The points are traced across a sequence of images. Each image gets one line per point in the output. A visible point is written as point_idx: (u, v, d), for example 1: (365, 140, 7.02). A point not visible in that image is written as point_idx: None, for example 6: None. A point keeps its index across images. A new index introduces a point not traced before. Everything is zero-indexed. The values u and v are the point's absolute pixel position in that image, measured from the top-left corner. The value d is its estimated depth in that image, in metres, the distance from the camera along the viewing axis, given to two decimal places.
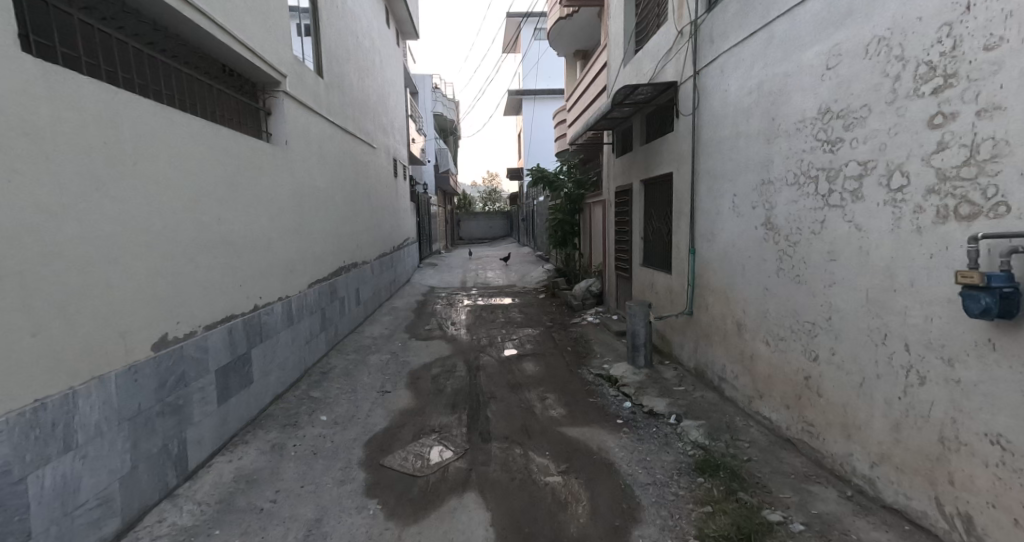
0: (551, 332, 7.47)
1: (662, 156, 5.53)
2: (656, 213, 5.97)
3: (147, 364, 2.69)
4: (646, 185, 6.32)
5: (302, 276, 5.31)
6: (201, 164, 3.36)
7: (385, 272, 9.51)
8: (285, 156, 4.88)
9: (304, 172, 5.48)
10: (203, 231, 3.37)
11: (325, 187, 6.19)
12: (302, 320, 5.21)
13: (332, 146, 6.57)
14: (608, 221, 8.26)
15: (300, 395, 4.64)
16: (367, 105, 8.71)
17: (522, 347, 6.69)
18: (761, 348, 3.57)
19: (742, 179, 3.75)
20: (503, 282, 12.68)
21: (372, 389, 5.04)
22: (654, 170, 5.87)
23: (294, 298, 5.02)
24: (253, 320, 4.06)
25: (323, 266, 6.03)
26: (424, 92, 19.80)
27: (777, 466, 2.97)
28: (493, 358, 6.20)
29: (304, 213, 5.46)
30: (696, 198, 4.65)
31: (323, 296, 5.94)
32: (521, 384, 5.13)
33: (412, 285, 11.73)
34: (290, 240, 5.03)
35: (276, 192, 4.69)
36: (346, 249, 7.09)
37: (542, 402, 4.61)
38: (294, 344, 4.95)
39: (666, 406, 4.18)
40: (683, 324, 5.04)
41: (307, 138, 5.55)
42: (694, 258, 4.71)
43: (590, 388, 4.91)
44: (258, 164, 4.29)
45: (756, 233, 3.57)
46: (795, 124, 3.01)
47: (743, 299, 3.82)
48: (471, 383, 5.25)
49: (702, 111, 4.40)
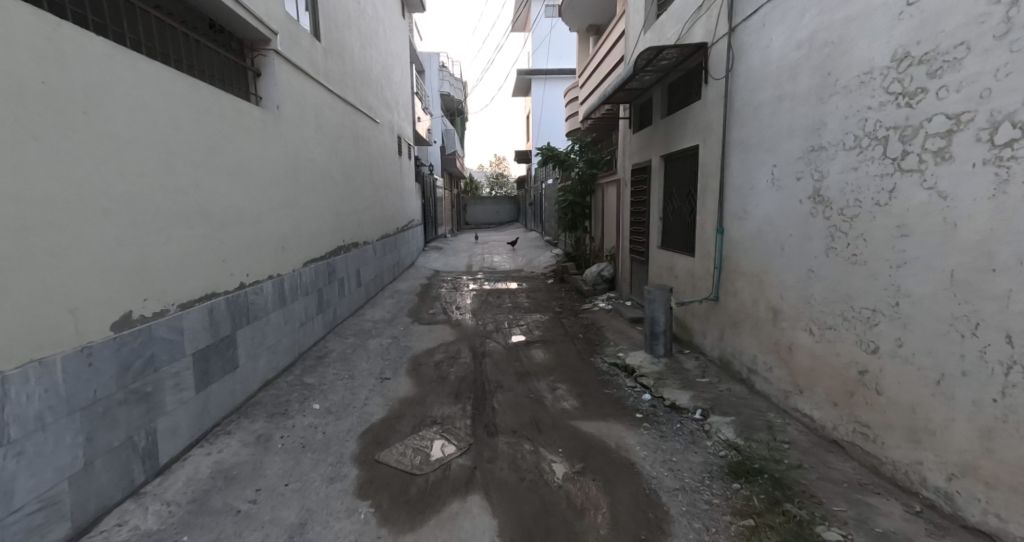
0: (561, 318, 7.09)
1: (687, 127, 5.08)
2: (678, 192, 5.55)
3: (104, 345, 2.35)
4: (668, 160, 5.87)
5: (295, 253, 4.95)
6: (171, 120, 2.99)
7: (388, 254, 9.14)
8: (277, 122, 4.51)
9: (299, 144, 5.11)
10: (176, 198, 3.01)
11: (322, 159, 5.79)
12: (296, 301, 4.86)
13: (330, 116, 6.15)
14: (623, 201, 7.82)
15: (293, 382, 4.31)
16: (370, 76, 8.26)
17: (530, 333, 6.32)
18: (801, 337, 3.17)
19: (786, 147, 3.31)
20: (510, 266, 12.30)
21: (371, 376, 4.70)
22: (677, 145, 5.43)
23: (287, 277, 4.67)
24: (239, 299, 3.71)
25: (319, 245, 5.66)
26: (431, 71, 19.21)
27: (826, 472, 2.60)
28: (500, 344, 5.85)
29: (298, 187, 5.08)
30: (727, 172, 4.21)
31: (320, 276, 5.59)
32: (530, 373, 4.78)
33: (416, 268, 11.39)
34: (281, 214, 4.65)
35: (266, 161, 4.31)
36: (346, 228, 6.73)
37: (554, 392, 4.27)
38: (287, 326, 4.60)
39: (690, 400, 3.82)
40: (707, 311, 4.64)
41: (303, 105, 5.16)
42: (721, 238, 4.30)
43: (604, 378, 4.54)
44: (245, 128, 3.93)
45: (801, 208, 3.15)
46: (859, 76, 2.60)
47: (781, 284, 3.41)
48: (477, 370, 4.92)
49: (738, 72, 3.94)
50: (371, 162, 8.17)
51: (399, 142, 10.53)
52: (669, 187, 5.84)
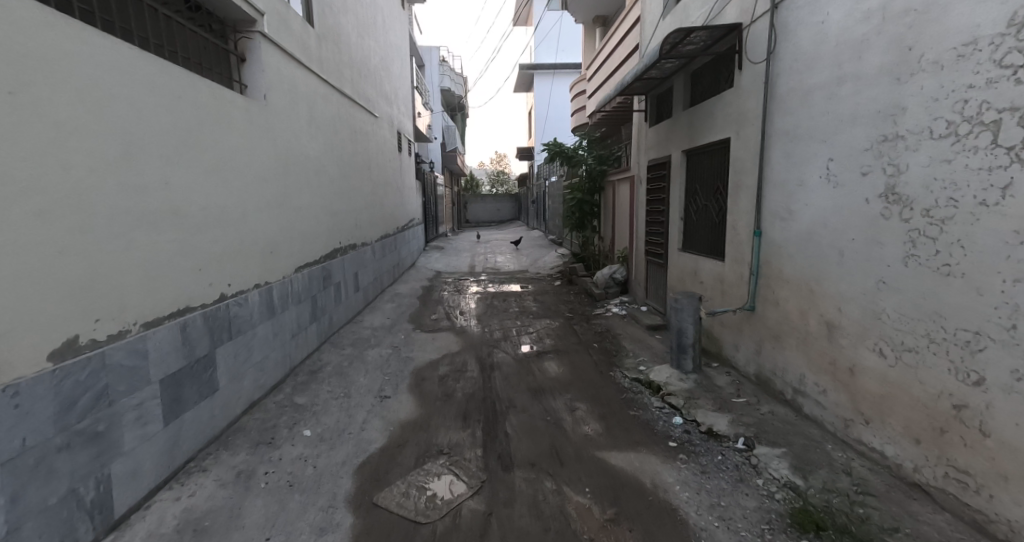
0: (572, 324, 6.64)
1: (715, 119, 4.63)
2: (704, 190, 5.12)
3: (37, 382, 1.90)
4: (691, 155, 5.42)
5: (286, 258, 4.50)
6: (134, 106, 2.53)
7: (388, 255, 8.70)
8: (264, 112, 4.06)
9: (290, 138, 4.66)
10: (141, 198, 2.56)
11: (315, 154, 5.34)
12: (287, 311, 4.41)
13: (325, 109, 5.70)
14: (637, 200, 7.36)
15: (282, 402, 3.86)
16: (369, 68, 7.83)
17: (540, 342, 5.88)
18: (867, 359, 2.73)
19: (847, 137, 2.87)
20: (514, 267, 11.83)
21: (369, 393, 4.26)
22: (703, 138, 4.98)
23: (276, 285, 4.22)
24: (220, 313, 3.27)
25: (313, 247, 5.21)
26: (431, 66, 18.74)
27: (914, 529, 2.18)
28: (509, 355, 5.41)
29: (289, 185, 4.63)
30: (767, 168, 3.77)
31: (315, 282, 5.15)
32: (544, 389, 4.34)
33: (417, 270, 10.95)
34: (270, 215, 4.19)
35: (251, 156, 3.85)
36: (343, 228, 6.28)
37: (573, 414, 3.84)
38: (276, 340, 4.16)
39: (729, 425, 3.38)
40: (741, 322, 4.20)
41: (293, 95, 4.71)
42: (759, 241, 3.87)
43: (628, 397, 4.11)
44: (226, 119, 3.47)
45: (868, 208, 2.71)
46: (954, 48, 2.17)
47: (839, 296, 2.97)
48: (486, 386, 4.49)
49: (782, 54, 3.50)
50: (370, 159, 7.73)
51: (399, 138, 10.10)
52: (693, 184, 5.41)
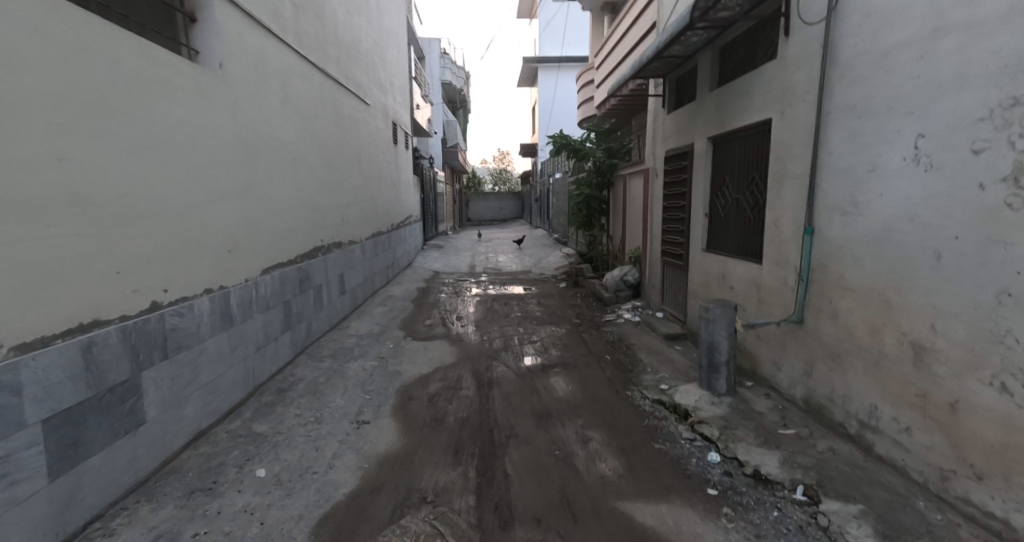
0: (581, 332, 5.98)
1: (753, 98, 3.97)
2: (737, 182, 4.46)
3: None
4: (720, 142, 4.77)
5: (251, 258, 3.86)
6: (2, 52, 1.88)
7: (380, 254, 8.05)
8: (218, 84, 3.41)
9: (257, 119, 4.01)
10: (16, 176, 1.92)
11: (291, 139, 4.70)
12: (250, 319, 3.77)
13: (305, 89, 5.06)
14: (652, 195, 6.70)
15: (236, 431, 3.22)
16: (360, 50, 7.19)
17: (545, 353, 5.23)
18: (980, 396, 2.09)
19: (949, 105, 2.23)
20: (516, 267, 11.17)
21: (345, 418, 3.62)
22: (735, 122, 4.33)
23: (236, 290, 3.58)
24: (150, 326, 2.63)
25: (287, 246, 4.57)
26: (432, 58, 18.04)
27: None
28: (509, 369, 4.75)
29: (255, 173, 3.98)
30: (821, 151, 3.11)
31: (288, 285, 4.50)
32: (550, 414, 3.70)
33: (413, 270, 10.28)
34: (228, 206, 3.55)
35: (202, 135, 3.21)
36: (326, 224, 5.65)
37: (586, 447, 3.20)
38: (235, 354, 3.52)
39: (780, 467, 2.73)
40: (784, 336, 3.54)
41: (261, 69, 4.06)
42: (811, 241, 3.22)
43: (651, 426, 3.47)
44: (162, 86, 2.83)
45: (983, 197, 2.08)
46: None
47: (934, 311, 2.31)
48: (482, 409, 3.84)
49: (847, 9, 2.85)
50: (360, 150, 7.07)
51: (396, 129, 9.43)
52: (723, 176, 4.74)
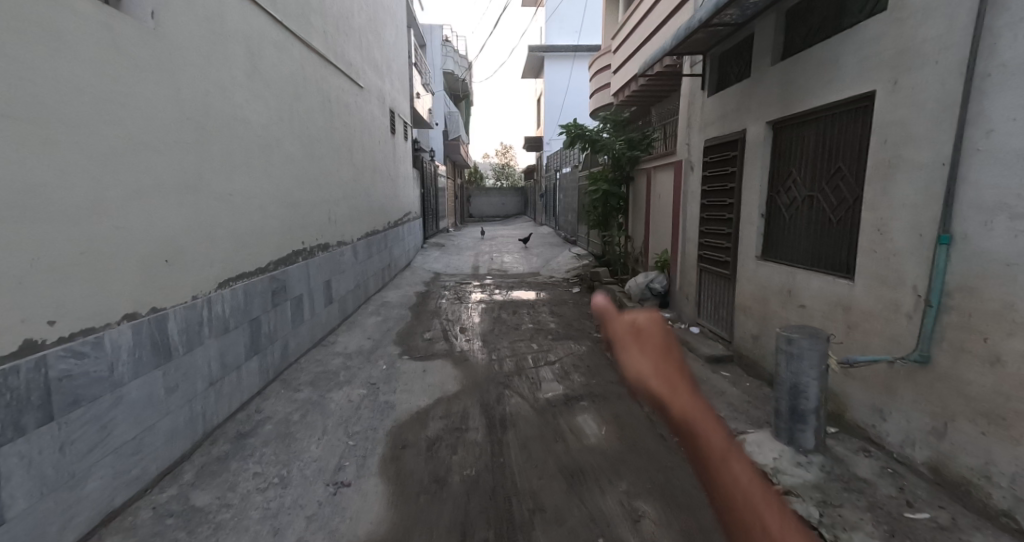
0: (605, 351, 5.13)
1: (849, 67, 3.16)
2: (812, 176, 3.65)
3: None
4: (789, 126, 3.93)
5: (204, 268, 3.02)
6: None
7: (375, 256, 7.20)
8: (148, 40, 2.56)
9: (213, 92, 3.15)
10: None
11: (264, 120, 3.86)
12: (202, 348, 2.94)
13: (281, 62, 4.21)
14: (685, 192, 5.84)
15: (168, 505, 2.38)
16: (353, 24, 6.33)
17: (565, 379, 4.39)
18: None
19: None
20: (524, 269, 10.31)
21: (320, 477, 2.79)
22: (816, 99, 3.50)
23: (180, 312, 2.74)
24: (17, 379, 1.79)
25: (258, 251, 3.73)
26: (432, 46, 17.09)
27: None
28: (526, 401, 3.90)
29: (210, 161, 3.13)
30: (972, 127, 2.31)
31: (257, 299, 3.66)
32: (585, 474, 2.87)
33: (411, 271, 9.41)
34: (169, 203, 2.71)
35: (121, 108, 2.36)
36: (311, 223, 4.81)
37: (641, 533, 2.37)
38: (177, 396, 2.69)
39: None
40: (899, 376, 2.71)
41: (215, 29, 3.20)
42: (946, 253, 2.44)
43: (721, 497, 2.64)
44: (45, 30, 1.98)
45: None
46: None
47: None
48: (498, 462, 3.01)
49: None
50: (354, 138, 6.20)
51: (396, 118, 8.54)
52: (791, 168, 3.93)
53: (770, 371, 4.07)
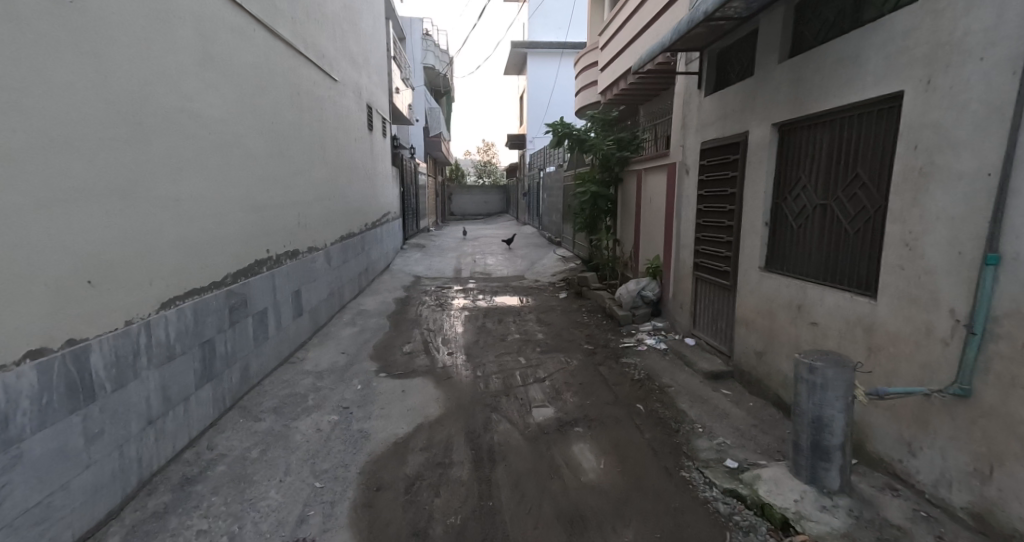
0: (598, 366, 4.82)
1: (873, 64, 2.90)
2: (828, 183, 3.40)
3: None
4: (801, 128, 3.67)
5: (144, 287, 2.57)
6: None
7: (352, 260, 6.74)
8: (64, 15, 2.08)
9: (154, 81, 2.68)
10: None
11: (223, 114, 3.41)
12: (138, 382, 2.50)
13: (246, 48, 3.75)
14: (680, 196, 5.57)
15: None
16: (328, 11, 5.87)
17: (557, 399, 4.05)
18: None
19: None
20: (509, 272, 9.95)
21: (279, 533, 2.37)
22: (833, 99, 3.23)
23: (109, 342, 2.31)
24: None
25: (216, 262, 3.28)
26: (413, 39, 16.55)
27: None
28: (517, 428, 3.55)
29: (152, 161, 2.66)
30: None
31: (211, 318, 3.21)
32: (587, 522, 2.54)
33: (391, 274, 8.94)
34: (95, 211, 2.26)
35: (26, 95, 1.91)
36: (281, 228, 4.36)
37: None
38: (103, 442, 2.25)
39: None
40: (938, 408, 2.44)
41: (157, 7, 2.72)
42: (992, 276, 2.18)
43: None
44: None
45: None
46: None
47: None
48: (487, 507, 2.65)
49: None
50: (330, 134, 5.75)
51: (374, 114, 8.08)
52: (802, 174, 3.67)
53: (777, 391, 3.80)
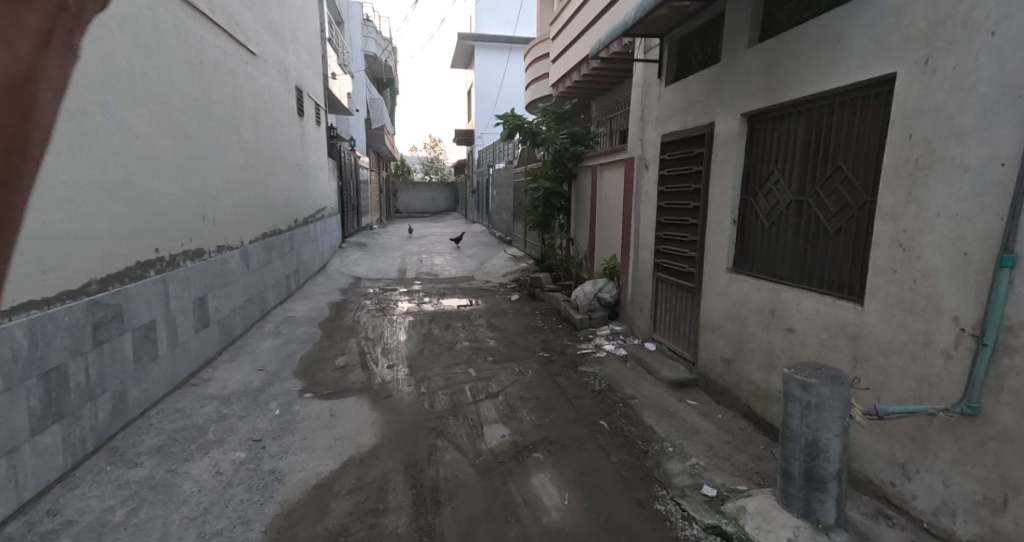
0: (555, 376, 4.41)
1: (860, 45, 2.65)
2: (806, 178, 3.15)
3: None
4: (774, 119, 3.43)
5: None
6: None
7: (278, 260, 5.96)
8: None
9: None
10: None
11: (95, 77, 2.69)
12: None
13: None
14: (638, 192, 5.26)
15: None
16: None
17: (512, 417, 3.59)
18: None
19: None
20: (457, 272, 9.39)
21: None
22: (812, 85, 2.98)
23: None
24: None
25: (77, 265, 2.56)
26: (353, 24, 15.54)
27: None
28: (466, 456, 3.05)
29: None
30: None
31: (66, 337, 2.48)
32: None
33: (326, 275, 8.13)
34: None
35: None
36: (183, 223, 3.63)
37: None
38: None
39: None
40: (938, 427, 2.19)
41: None
42: (1005, 279, 1.95)
43: None
44: None
45: None
46: None
47: None
48: None
49: None
50: (251, 115, 5.00)
51: (306, 98, 7.28)
52: (775, 168, 3.42)
53: (748, 402, 3.53)
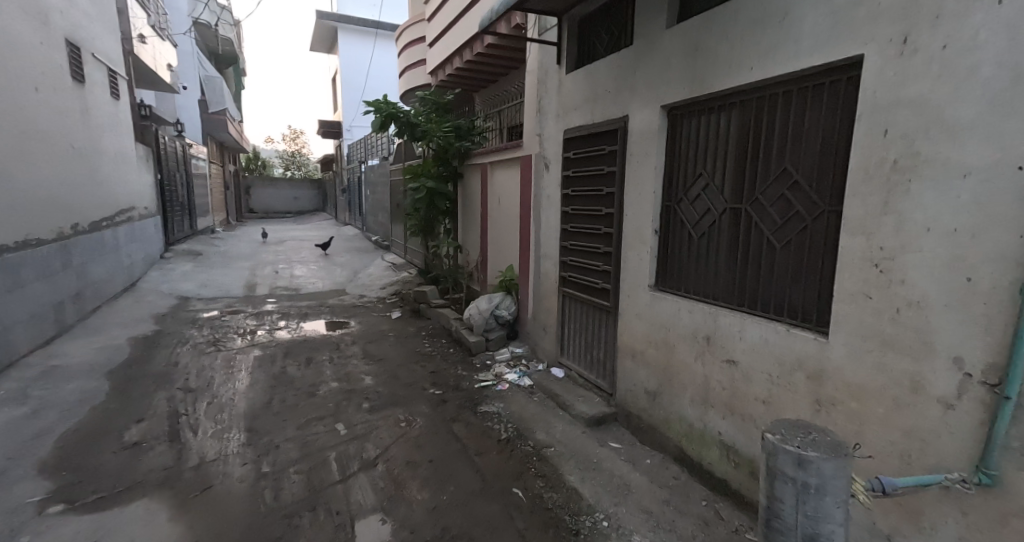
0: (451, 424, 3.53)
1: (812, 23, 2.19)
2: (743, 182, 2.69)
3: None
4: (700, 112, 2.93)
5: None
6: None
7: (36, 284, 4.15)
8: None
9: None
10: None
11: None
12: None
13: None
14: (538, 195, 4.59)
15: None
16: None
17: (394, 501, 2.63)
18: None
19: None
20: (324, 285, 7.96)
21: None
22: (752, 73, 2.50)
23: None
24: None
25: None
26: None
27: None
28: None
29: None
30: None
31: None
32: None
33: (137, 297, 6.19)
34: None
35: None
36: None
37: None
38: None
39: None
40: (942, 498, 1.76)
41: None
42: None
43: None
44: None
45: None
46: None
47: None
48: None
49: None
50: None
51: (85, 58, 5.34)
52: (703, 170, 2.93)
53: (679, 443, 3.03)
